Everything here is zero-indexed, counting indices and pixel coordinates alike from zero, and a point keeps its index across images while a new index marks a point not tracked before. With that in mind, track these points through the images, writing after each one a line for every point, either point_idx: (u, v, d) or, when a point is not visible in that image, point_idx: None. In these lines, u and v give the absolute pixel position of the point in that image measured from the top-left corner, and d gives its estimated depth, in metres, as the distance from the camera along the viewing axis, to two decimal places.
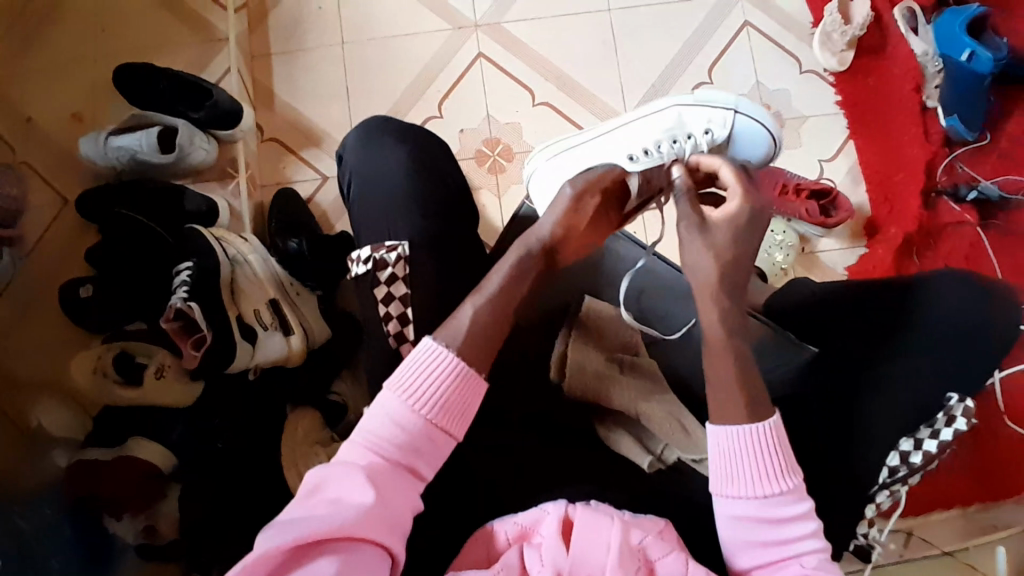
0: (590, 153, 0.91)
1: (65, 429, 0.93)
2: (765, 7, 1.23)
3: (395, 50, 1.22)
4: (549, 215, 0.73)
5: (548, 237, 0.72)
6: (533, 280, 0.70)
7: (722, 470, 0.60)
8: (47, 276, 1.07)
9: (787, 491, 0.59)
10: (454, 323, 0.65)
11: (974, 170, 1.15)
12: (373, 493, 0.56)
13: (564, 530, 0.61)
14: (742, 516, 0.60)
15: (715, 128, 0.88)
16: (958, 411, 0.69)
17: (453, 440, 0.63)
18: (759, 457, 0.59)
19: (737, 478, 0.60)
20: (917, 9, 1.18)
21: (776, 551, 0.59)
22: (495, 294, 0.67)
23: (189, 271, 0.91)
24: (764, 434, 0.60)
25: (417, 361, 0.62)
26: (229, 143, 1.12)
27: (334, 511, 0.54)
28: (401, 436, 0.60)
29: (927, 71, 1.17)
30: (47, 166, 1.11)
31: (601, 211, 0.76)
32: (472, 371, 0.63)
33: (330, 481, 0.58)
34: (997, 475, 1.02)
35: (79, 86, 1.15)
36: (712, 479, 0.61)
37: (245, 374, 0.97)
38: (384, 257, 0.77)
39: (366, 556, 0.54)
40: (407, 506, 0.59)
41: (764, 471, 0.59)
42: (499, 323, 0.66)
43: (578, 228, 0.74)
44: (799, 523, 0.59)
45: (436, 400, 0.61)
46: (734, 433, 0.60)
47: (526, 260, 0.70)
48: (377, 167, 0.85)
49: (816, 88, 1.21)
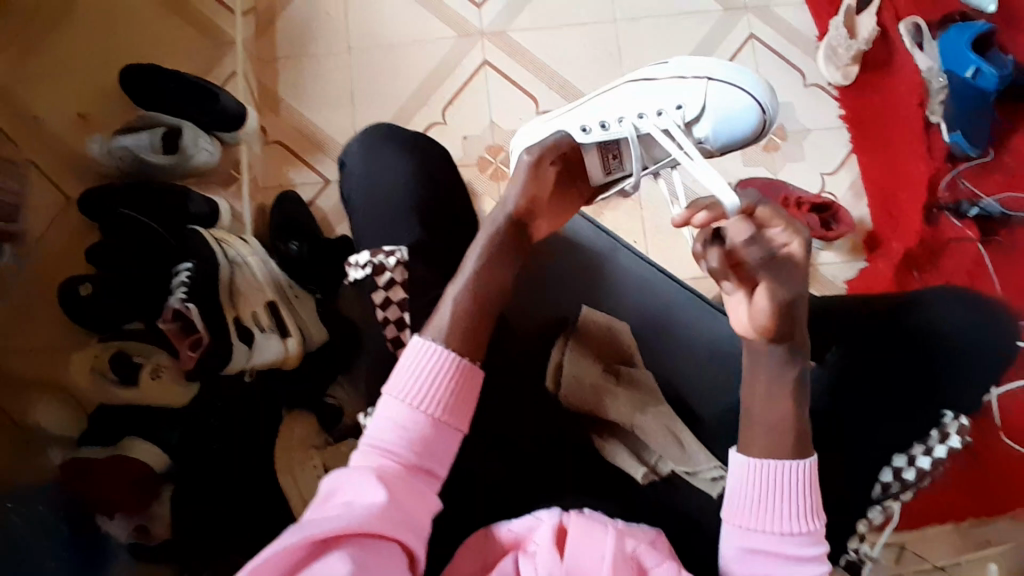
0: (563, 121, 0.90)
1: (61, 427, 0.89)
2: (770, 21, 1.24)
3: (400, 57, 1.23)
4: (512, 187, 0.76)
5: (514, 211, 0.74)
6: (506, 254, 0.72)
7: (744, 502, 0.61)
8: (48, 271, 1.07)
9: (809, 532, 0.59)
10: (440, 313, 0.67)
11: (976, 186, 1.15)
12: (383, 493, 0.57)
13: (558, 540, 0.60)
14: (755, 547, 0.60)
15: (687, 103, 0.86)
16: (952, 428, 0.70)
17: (459, 432, 0.63)
18: (788, 494, 0.60)
19: (761, 511, 0.60)
20: (921, 24, 1.17)
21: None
22: (473, 272, 0.70)
23: (189, 272, 0.90)
24: (799, 474, 0.60)
25: (416, 360, 0.63)
26: (232, 146, 1.15)
27: (347, 511, 0.55)
28: (407, 434, 0.61)
29: (931, 87, 1.16)
30: (51, 164, 1.12)
31: (561, 180, 0.80)
32: (468, 362, 0.64)
33: (341, 486, 0.59)
34: (995, 490, 1.01)
35: (87, 87, 1.17)
36: (734, 507, 0.61)
37: (241, 375, 0.97)
38: (383, 261, 0.77)
39: (380, 555, 0.54)
40: (422, 503, 0.59)
41: (789, 509, 0.59)
42: (481, 309, 0.68)
43: (540, 199, 0.77)
44: (816, 564, 0.59)
45: (439, 398, 0.62)
46: (768, 466, 0.61)
47: (495, 237, 0.73)
48: (376, 174, 0.86)
49: (819, 102, 1.21)
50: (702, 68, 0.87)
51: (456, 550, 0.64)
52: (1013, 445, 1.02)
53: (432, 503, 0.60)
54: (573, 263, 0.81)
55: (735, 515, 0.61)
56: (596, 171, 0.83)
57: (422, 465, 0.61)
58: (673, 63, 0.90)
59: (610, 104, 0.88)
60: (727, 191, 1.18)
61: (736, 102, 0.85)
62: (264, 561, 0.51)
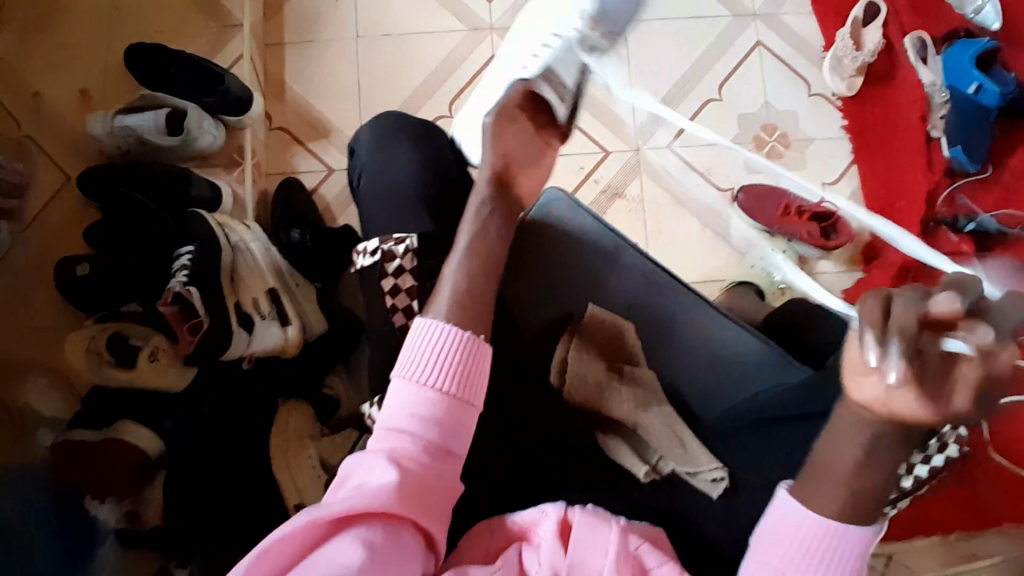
0: (513, 74, 0.93)
1: (54, 408, 0.92)
2: (777, 29, 1.24)
3: (409, 48, 1.22)
4: (483, 152, 0.82)
5: (492, 174, 0.80)
6: (498, 230, 0.75)
7: (775, 545, 0.55)
8: (45, 252, 1.06)
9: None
10: (439, 298, 0.68)
11: (974, 202, 1.16)
12: (396, 473, 0.57)
13: (561, 533, 0.61)
14: None
15: (583, 1, 0.85)
16: (951, 438, 0.71)
17: (475, 409, 0.63)
18: (824, 554, 0.53)
19: (797, 572, 0.54)
20: (927, 39, 1.19)
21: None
22: (465, 250, 0.72)
23: (190, 256, 0.90)
24: (846, 539, 0.53)
25: (428, 339, 0.63)
26: (237, 130, 1.12)
27: (358, 494, 0.56)
28: (421, 412, 0.61)
29: (933, 101, 1.17)
30: (50, 141, 1.10)
31: (529, 131, 0.85)
32: (476, 338, 0.64)
33: (357, 468, 0.60)
34: (983, 505, 1.03)
35: (88, 64, 1.14)
36: (769, 563, 0.55)
37: (239, 361, 0.96)
38: (391, 250, 0.77)
39: (395, 535, 0.56)
40: (438, 483, 0.59)
41: (821, 566, 0.53)
42: (473, 317, 0.67)
43: (511, 157, 0.82)
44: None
45: (451, 376, 0.62)
46: (806, 520, 0.54)
47: (483, 206, 0.77)
48: (386, 165, 0.86)
49: (822, 112, 1.23)
50: None
51: (464, 536, 0.65)
52: (1002, 460, 1.04)
53: (451, 481, 0.61)
54: (570, 266, 0.80)
55: (759, 549, 0.56)
56: (562, 109, 0.86)
57: (441, 442, 0.61)
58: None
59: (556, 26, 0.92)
60: (730, 198, 1.19)
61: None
62: (278, 542, 0.52)
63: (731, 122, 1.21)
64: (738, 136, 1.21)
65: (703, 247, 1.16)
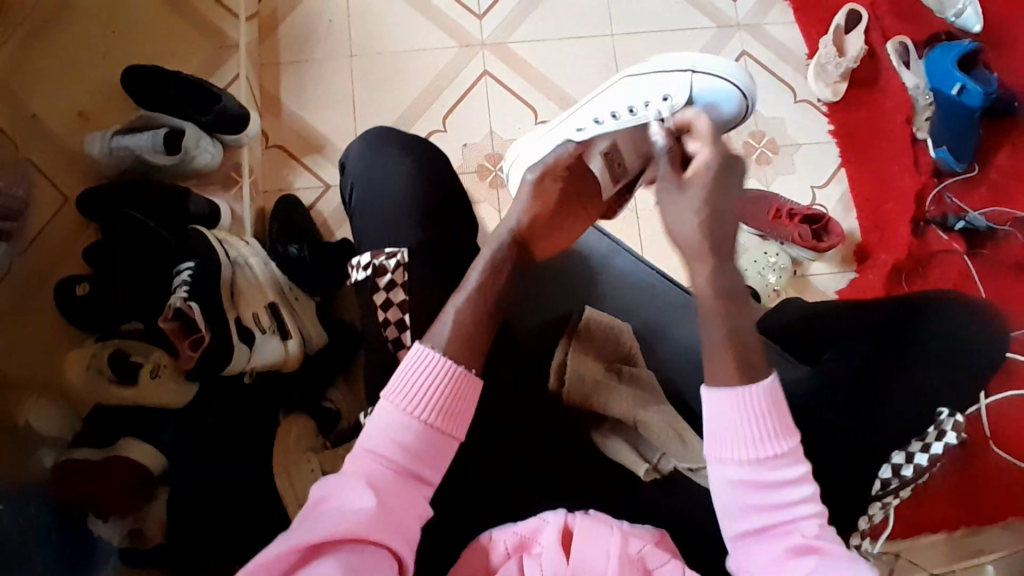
0: (560, 130, 0.96)
1: (54, 427, 0.88)
2: (762, 38, 1.27)
3: (402, 65, 1.25)
4: (516, 205, 0.77)
5: (517, 227, 0.75)
6: (510, 274, 0.71)
7: (720, 433, 0.62)
8: (43, 272, 1.07)
9: (783, 451, 0.61)
10: (438, 326, 0.66)
11: (962, 201, 1.19)
12: (373, 499, 0.56)
13: (563, 541, 0.61)
14: (738, 477, 0.61)
15: (674, 93, 0.93)
16: (949, 425, 0.71)
17: (458, 441, 0.62)
18: (751, 416, 0.61)
19: (729, 438, 0.61)
20: (909, 43, 1.22)
21: (773, 515, 0.60)
22: (477, 285, 0.69)
23: (191, 271, 0.91)
24: (757, 397, 0.61)
25: (412, 368, 0.62)
26: (234, 148, 1.14)
27: (337, 518, 0.55)
28: (400, 440, 0.60)
29: (918, 104, 1.20)
30: (48, 163, 1.11)
31: (564, 199, 0.79)
32: (465, 369, 0.63)
33: (331, 493, 0.58)
34: (981, 499, 1.04)
35: (86, 88, 1.16)
36: (706, 438, 0.62)
37: (240, 377, 0.97)
38: (384, 263, 0.76)
39: (368, 562, 0.54)
40: (414, 511, 0.58)
41: (760, 432, 0.61)
42: (479, 320, 0.67)
43: (543, 216, 0.76)
44: (797, 483, 0.60)
45: (433, 402, 0.61)
46: (730, 395, 0.62)
47: (500, 252, 0.72)
48: (375, 175, 0.85)
49: (810, 117, 1.24)
50: (685, 61, 0.94)
51: (460, 553, 0.64)
52: (1003, 455, 1.06)
53: (422, 509, 0.59)
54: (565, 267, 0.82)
55: (715, 449, 0.62)
56: (603, 182, 0.83)
57: (416, 469, 0.60)
58: (655, 61, 0.97)
59: (611, 100, 0.96)
60: None
61: (711, 87, 0.92)
62: (256, 567, 0.51)
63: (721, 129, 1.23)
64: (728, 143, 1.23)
65: None
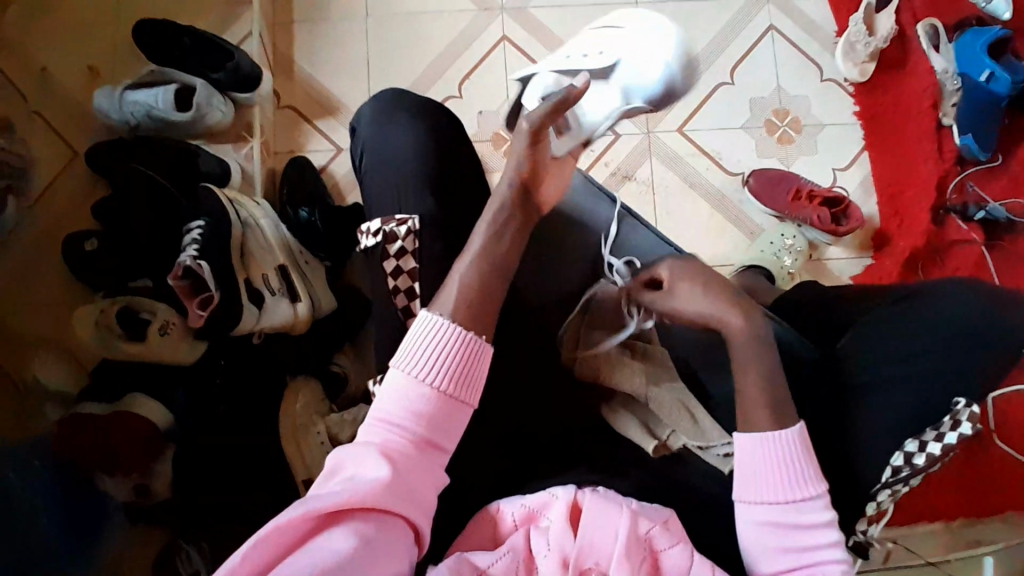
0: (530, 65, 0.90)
1: (60, 383, 0.93)
2: (790, 14, 1.24)
3: (418, 26, 1.22)
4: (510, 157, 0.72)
5: (517, 180, 0.71)
6: (512, 225, 0.69)
7: (761, 479, 0.63)
8: (52, 228, 1.06)
9: (812, 498, 0.62)
10: (445, 290, 0.65)
11: (983, 189, 1.16)
12: (388, 469, 0.55)
13: (571, 516, 0.59)
14: (769, 520, 0.62)
15: (606, 52, 0.82)
16: (964, 416, 0.66)
17: (469, 408, 0.61)
18: (789, 462, 0.62)
19: (762, 484, 0.62)
20: (939, 27, 1.18)
21: (798, 556, 0.61)
22: (479, 246, 0.67)
23: (200, 229, 0.88)
24: (790, 443, 0.63)
25: (425, 335, 0.61)
26: (246, 107, 1.11)
27: (348, 487, 0.53)
28: (417, 410, 0.59)
29: (945, 89, 1.17)
30: (59, 117, 1.10)
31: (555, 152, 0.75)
32: (474, 335, 0.62)
33: (348, 460, 0.57)
34: (988, 494, 1.04)
35: (95, 39, 1.13)
36: (737, 486, 0.64)
37: (249, 337, 0.94)
38: (394, 229, 0.72)
39: (382, 530, 0.52)
40: (426, 479, 0.57)
41: (795, 477, 0.62)
42: (489, 287, 0.65)
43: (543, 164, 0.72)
44: (823, 528, 0.61)
45: (446, 370, 0.60)
46: (765, 444, 0.63)
47: (503, 213, 0.70)
48: (388, 138, 0.80)
49: (835, 97, 1.22)
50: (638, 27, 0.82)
51: (466, 524, 0.63)
52: (1008, 449, 1.05)
53: (437, 479, 0.58)
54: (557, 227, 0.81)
55: (753, 496, 0.63)
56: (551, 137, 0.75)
57: (429, 436, 0.58)
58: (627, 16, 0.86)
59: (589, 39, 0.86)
60: (740, 182, 1.18)
61: (643, 73, 0.79)
62: (265, 536, 0.47)
63: (743, 106, 1.21)
64: (750, 121, 1.20)
65: (710, 228, 1.16)
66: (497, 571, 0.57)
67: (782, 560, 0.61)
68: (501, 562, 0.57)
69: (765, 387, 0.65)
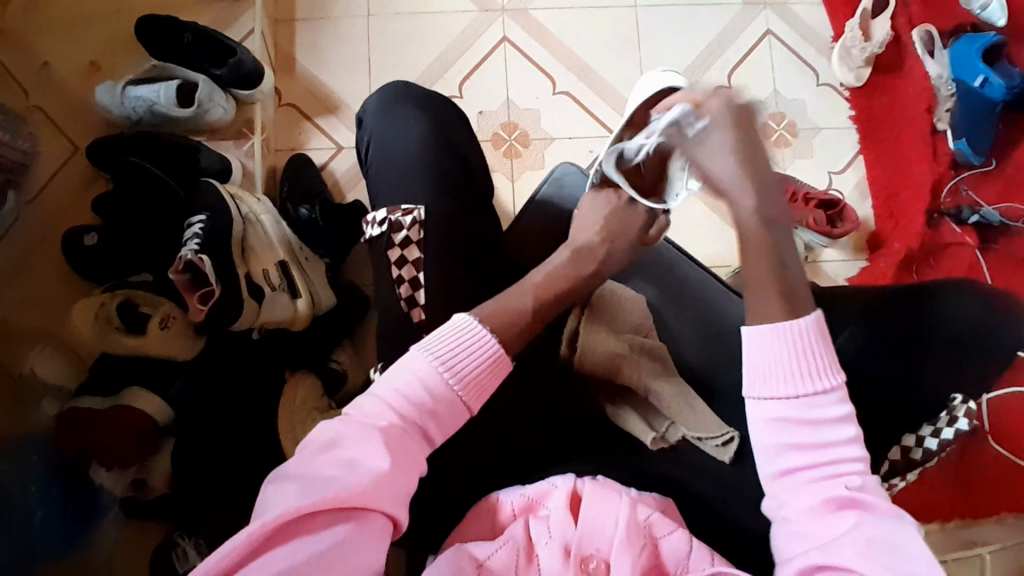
0: None
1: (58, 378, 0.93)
2: (787, 19, 1.26)
3: (420, 26, 1.22)
4: (585, 223, 0.75)
5: (582, 242, 0.73)
6: (575, 271, 0.70)
7: (773, 369, 0.55)
8: (51, 221, 1.06)
9: (826, 390, 0.55)
10: (488, 305, 0.63)
11: (977, 194, 1.17)
12: (387, 458, 0.51)
13: (571, 504, 0.60)
14: (781, 417, 0.55)
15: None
16: (960, 412, 0.75)
17: (469, 414, 0.58)
18: (804, 350, 0.55)
19: (775, 377, 0.55)
20: (934, 32, 1.19)
21: (813, 455, 0.54)
22: (536, 283, 0.67)
23: (202, 225, 0.89)
24: (805, 330, 0.55)
25: (454, 332, 0.58)
26: (247, 104, 1.12)
27: (344, 474, 0.50)
28: (426, 403, 0.55)
29: (939, 94, 1.18)
30: (61, 111, 1.10)
31: (620, 218, 0.75)
32: (505, 357, 0.59)
33: (346, 438, 0.53)
34: (980, 491, 1.04)
35: (98, 34, 1.14)
36: (747, 381, 0.56)
37: (248, 332, 0.96)
38: (400, 219, 0.74)
39: (366, 528, 0.49)
40: (414, 472, 0.54)
41: (803, 366, 0.55)
42: (512, 301, 0.63)
43: (612, 229, 0.75)
44: (838, 424, 0.54)
45: (460, 369, 0.57)
46: (776, 332, 0.56)
47: (565, 258, 0.71)
48: (393, 132, 0.80)
49: (831, 101, 1.23)
50: None
51: (465, 515, 0.64)
52: (1002, 449, 1.06)
53: (421, 466, 0.55)
54: (555, 233, 0.83)
55: (755, 386, 0.56)
56: (629, 208, 0.76)
57: (429, 429, 0.55)
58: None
59: None
60: None
61: None
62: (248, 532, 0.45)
63: None
64: None
65: (712, 231, 1.18)
66: (496, 560, 0.57)
67: (793, 464, 0.54)
68: (500, 551, 0.57)
69: (776, 278, 0.59)
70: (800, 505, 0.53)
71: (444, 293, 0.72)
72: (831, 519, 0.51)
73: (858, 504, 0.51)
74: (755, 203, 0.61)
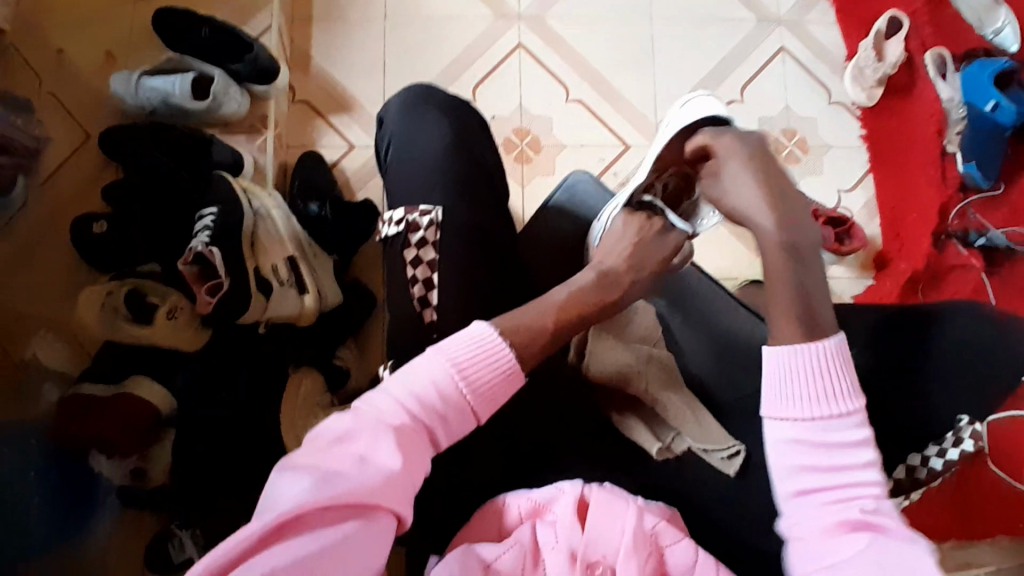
0: None
1: (59, 363, 0.94)
2: (801, 37, 1.27)
3: (436, 29, 1.23)
4: (608, 249, 0.73)
5: (607, 265, 0.70)
6: (600, 291, 0.67)
7: (794, 392, 0.55)
8: (59, 208, 1.06)
9: (846, 414, 0.55)
10: (509, 315, 0.61)
11: (985, 217, 1.17)
12: (399, 459, 0.51)
13: (578, 511, 0.60)
14: (801, 440, 0.55)
15: None
16: (965, 432, 0.73)
17: (477, 421, 0.57)
18: (824, 373, 0.55)
19: (794, 399, 0.55)
20: (946, 56, 1.19)
21: (830, 479, 0.54)
22: (559, 300, 0.64)
23: (213, 217, 0.89)
24: (825, 354, 0.56)
25: (473, 339, 0.58)
26: (261, 100, 1.12)
27: (356, 472, 0.50)
28: (439, 406, 0.55)
29: (950, 117, 1.18)
30: (74, 99, 1.11)
31: (647, 244, 0.73)
32: (520, 370, 0.58)
33: (359, 433, 0.52)
34: (976, 516, 1.04)
35: (114, 24, 1.14)
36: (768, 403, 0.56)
37: (254, 328, 0.94)
38: (418, 219, 0.74)
39: (372, 529, 0.49)
40: (420, 474, 0.53)
41: (825, 389, 0.55)
42: (534, 318, 0.61)
43: (637, 251, 0.72)
44: (856, 447, 0.54)
45: (477, 377, 0.56)
46: (798, 354, 0.56)
47: (589, 280, 0.68)
48: (412, 133, 0.80)
49: (842, 120, 1.24)
50: None
51: (467, 520, 0.62)
52: (1002, 474, 1.05)
53: (424, 469, 0.54)
54: (568, 240, 0.84)
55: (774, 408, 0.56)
56: (655, 236, 0.73)
57: (437, 432, 0.55)
58: None
59: None
60: None
61: None
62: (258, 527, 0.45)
63: (752, 124, 1.23)
64: None
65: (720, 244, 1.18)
66: (502, 564, 0.57)
67: (811, 486, 0.54)
68: (504, 556, 0.57)
69: (795, 302, 0.58)
70: (812, 526, 0.53)
71: (454, 296, 0.72)
72: (843, 540, 0.52)
73: (872, 527, 0.52)
74: (777, 228, 0.61)
